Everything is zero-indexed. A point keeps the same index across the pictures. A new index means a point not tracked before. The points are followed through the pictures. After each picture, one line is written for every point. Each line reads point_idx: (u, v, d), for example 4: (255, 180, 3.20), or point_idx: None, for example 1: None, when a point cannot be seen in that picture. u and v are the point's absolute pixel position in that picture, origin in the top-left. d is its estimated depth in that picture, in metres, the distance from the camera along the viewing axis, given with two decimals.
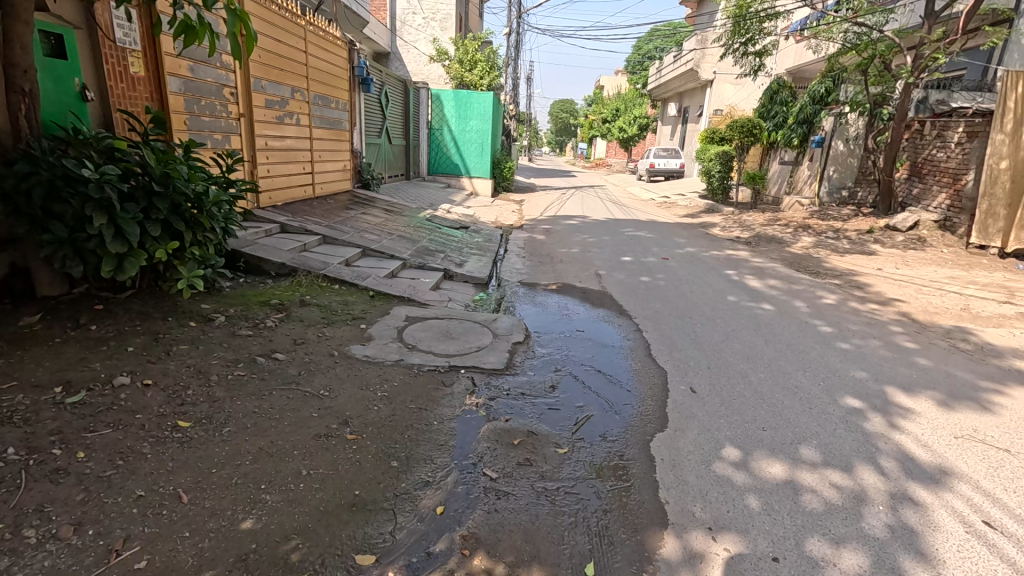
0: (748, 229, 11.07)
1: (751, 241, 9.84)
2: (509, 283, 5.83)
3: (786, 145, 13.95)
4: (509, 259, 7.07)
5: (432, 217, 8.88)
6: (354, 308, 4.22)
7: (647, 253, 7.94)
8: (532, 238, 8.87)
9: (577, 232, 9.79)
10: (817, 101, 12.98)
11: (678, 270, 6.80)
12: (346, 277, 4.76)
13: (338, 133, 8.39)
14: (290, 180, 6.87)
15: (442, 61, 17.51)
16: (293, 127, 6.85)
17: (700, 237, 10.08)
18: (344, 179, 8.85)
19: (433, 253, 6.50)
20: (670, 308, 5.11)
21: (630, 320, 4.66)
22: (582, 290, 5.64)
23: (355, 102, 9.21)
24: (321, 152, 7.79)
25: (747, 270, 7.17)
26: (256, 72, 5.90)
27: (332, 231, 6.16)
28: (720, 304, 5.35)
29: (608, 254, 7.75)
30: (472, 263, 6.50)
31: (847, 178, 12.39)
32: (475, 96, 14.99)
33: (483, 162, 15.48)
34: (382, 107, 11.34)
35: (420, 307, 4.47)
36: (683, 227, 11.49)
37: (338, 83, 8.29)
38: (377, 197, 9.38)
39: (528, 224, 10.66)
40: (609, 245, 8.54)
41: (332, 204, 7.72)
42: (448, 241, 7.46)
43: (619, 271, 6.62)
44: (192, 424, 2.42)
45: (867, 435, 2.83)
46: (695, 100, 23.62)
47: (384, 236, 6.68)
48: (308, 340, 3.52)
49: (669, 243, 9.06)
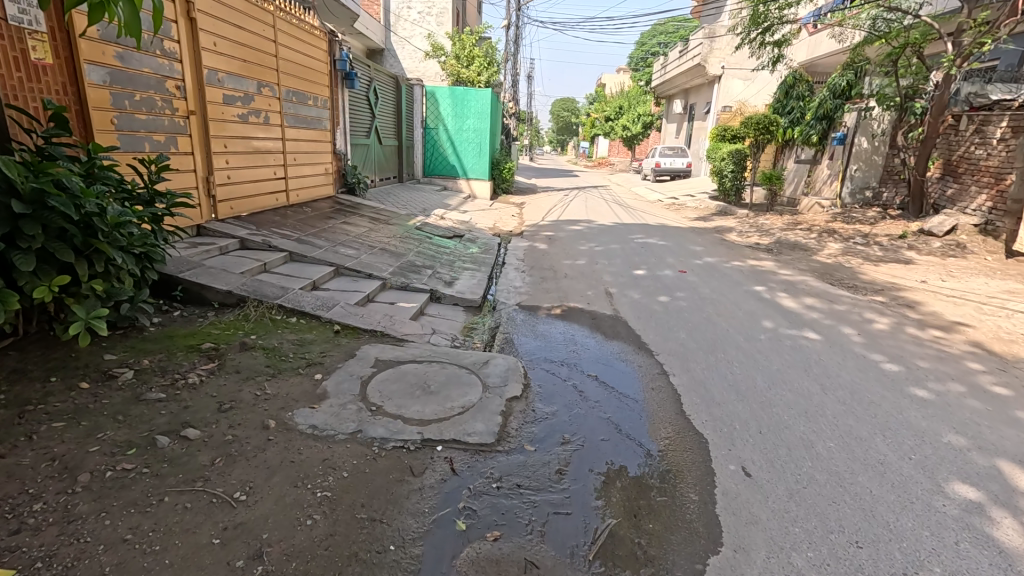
0: (768, 234, 10.22)
1: (772, 248, 9.00)
2: (506, 306, 5.01)
3: (803, 143, 13.10)
4: (507, 274, 6.25)
5: (422, 225, 8.06)
6: (310, 351, 3.39)
7: (661, 265, 7.11)
8: (533, 248, 8.02)
9: (582, 240, 8.96)
10: (837, 96, 12.12)
11: (699, 287, 5.97)
12: (308, 306, 3.95)
13: (316, 133, 7.58)
14: (257, 187, 6.06)
15: (438, 57, 16.69)
16: (261, 127, 6.04)
17: (717, 244, 9.23)
18: (325, 183, 8.04)
19: (419, 270, 5.69)
20: (696, 338, 4.28)
21: (652, 359, 3.83)
22: (592, 315, 4.81)
23: (338, 99, 8.41)
24: (296, 154, 6.99)
25: (777, 284, 6.33)
26: (211, 62, 5.09)
27: (301, 247, 5.34)
28: (755, 332, 4.52)
29: (617, 266, 6.93)
30: (463, 281, 5.68)
31: (871, 177, 11.52)
32: (473, 93, 14.16)
33: (481, 163, 14.69)
34: (371, 105, 10.54)
35: (394, 346, 3.65)
36: (697, 232, 10.62)
37: (316, 78, 7.48)
38: (362, 203, 8.56)
39: (529, 230, 9.85)
40: (619, 256, 7.71)
41: (309, 213, 6.90)
42: (439, 253, 6.65)
43: (632, 288, 5.79)
44: (15, 574, 1.60)
45: (1007, 555, 2.00)
46: (702, 97, 22.71)
47: (363, 250, 5.86)
48: (239, 403, 2.69)
49: (683, 252, 8.20)
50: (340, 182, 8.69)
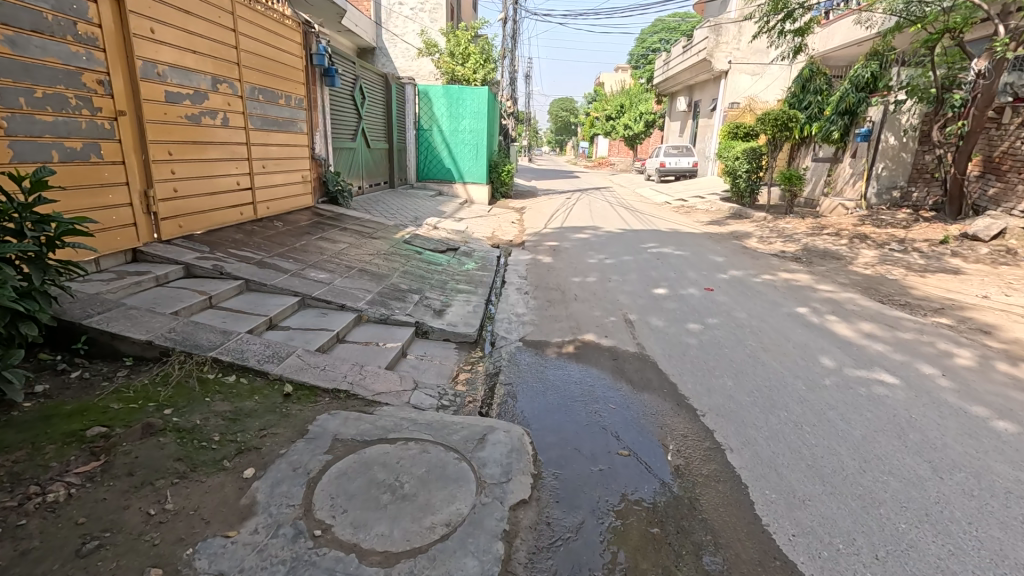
0: (792, 240, 9.36)
1: (800, 257, 8.14)
2: (508, 343, 4.13)
3: (823, 141, 12.31)
4: (508, 297, 5.38)
5: (411, 238, 7.20)
6: (243, 431, 2.51)
7: (683, 281, 6.22)
8: (537, 262, 7.15)
9: (591, 250, 8.08)
10: (860, 88, 11.23)
11: (733, 311, 5.09)
12: (253, 358, 3.07)
13: (291, 137, 6.72)
14: (215, 199, 5.19)
15: (432, 55, 15.85)
16: (218, 130, 5.19)
17: (739, 253, 8.36)
18: (303, 193, 7.18)
19: (404, 296, 4.83)
20: (746, 387, 3.40)
21: (697, 422, 2.95)
22: (613, 353, 3.94)
23: (317, 98, 7.56)
24: (266, 161, 6.14)
25: (821, 305, 5.45)
26: (147, 52, 4.23)
27: (261, 271, 4.46)
28: (816, 375, 3.64)
29: (633, 284, 6.05)
30: (456, 308, 4.81)
31: (898, 176, 10.73)
32: (469, 91, 13.30)
33: (478, 166, 13.86)
34: (357, 105, 9.68)
35: (360, 415, 2.77)
36: (714, 239, 9.74)
37: (289, 75, 6.63)
38: (345, 213, 7.69)
39: (530, 239, 9.00)
40: (634, 269, 6.84)
41: (280, 227, 6.03)
42: (429, 273, 5.79)
43: (654, 313, 4.91)
44: None
45: None
46: (707, 94, 21.87)
47: (337, 273, 4.99)
48: (115, 537, 1.82)
49: (705, 263, 7.33)
50: (321, 191, 7.82)
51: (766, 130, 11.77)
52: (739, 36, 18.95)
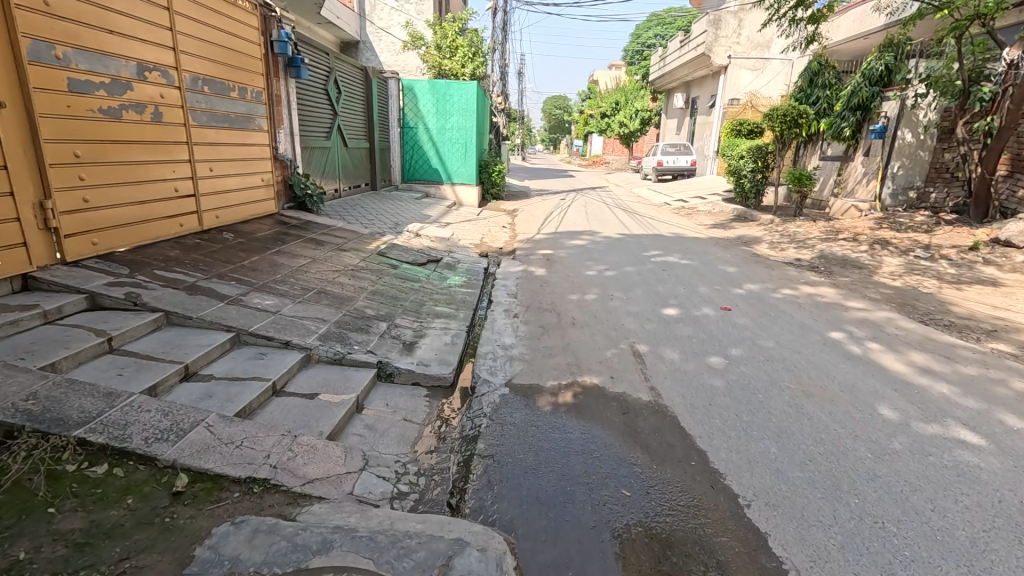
0: (806, 246, 8.63)
1: (818, 265, 7.41)
2: (491, 388, 3.34)
3: (833, 139, 11.59)
4: (495, 322, 4.58)
5: (386, 249, 6.39)
6: (90, 567, 1.69)
7: (695, 299, 5.45)
8: (529, 274, 6.35)
9: (589, 259, 7.29)
10: (873, 83, 10.58)
11: (759, 339, 4.31)
12: (141, 434, 2.26)
13: (246, 135, 5.88)
14: (144, 210, 4.37)
15: (419, 49, 15.01)
16: (148, 126, 4.37)
17: (751, 262, 7.60)
18: (264, 198, 6.35)
19: (369, 326, 4.03)
20: (797, 457, 2.63)
21: (743, 520, 2.17)
22: (622, 406, 3.15)
23: (282, 92, 6.73)
24: (215, 163, 5.31)
25: (858, 328, 4.69)
26: (40, 30, 3.42)
27: (189, 300, 3.64)
28: (880, 435, 2.86)
29: (638, 302, 5.26)
30: (431, 340, 4.00)
31: (915, 176, 10.02)
32: (456, 86, 12.49)
33: (467, 166, 13.05)
34: (331, 100, 8.84)
35: (276, 523, 1.96)
36: (722, 245, 8.99)
37: (243, 64, 5.81)
38: (314, 220, 6.85)
39: (522, 247, 8.21)
40: (638, 283, 6.06)
41: (231, 240, 5.20)
42: (403, 293, 4.99)
43: (667, 344, 4.13)
44: None
45: None
46: (706, 90, 21.14)
47: (288, 297, 4.19)
48: None
49: (715, 275, 6.57)
50: (287, 196, 6.98)
51: (773, 126, 11.02)
52: (739, 30, 18.34)
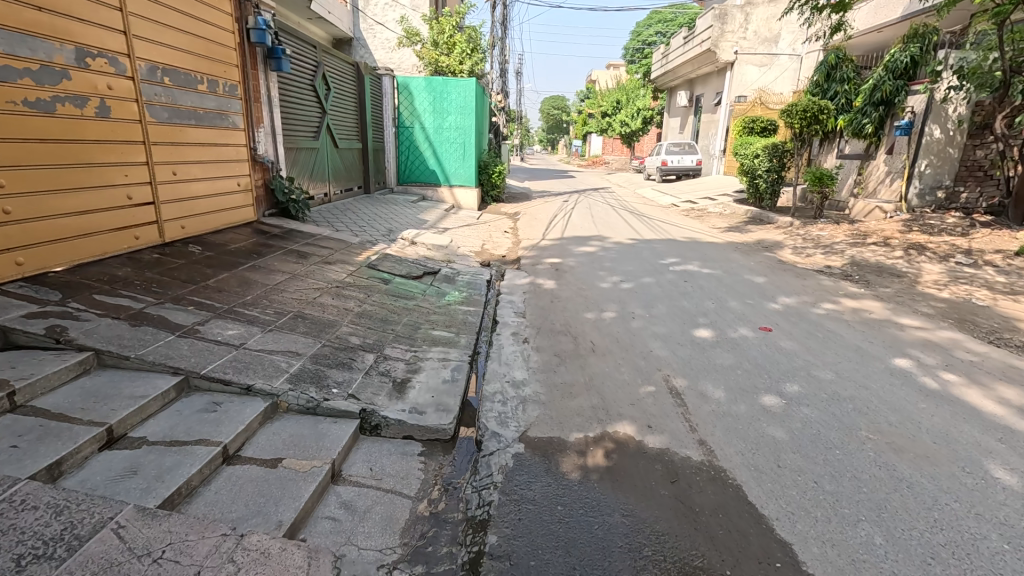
0: (834, 251, 7.99)
1: (852, 274, 6.77)
2: (502, 445, 2.68)
3: (853, 136, 10.96)
4: (502, 349, 3.92)
5: (377, 260, 5.73)
6: None
7: (727, 317, 4.80)
8: (537, 288, 5.70)
9: (601, 269, 6.63)
10: (897, 76, 9.98)
11: (814, 369, 3.66)
12: (13, 551, 1.59)
13: (218, 133, 5.22)
14: (87, 221, 3.71)
15: (414, 45, 14.35)
16: (92, 121, 3.71)
17: (778, 270, 6.96)
18: (241, 205, 5.69)
19: (353, 361, 3.37)
20: (917, 555, 1.97)
21: None
22: (668, 471, 2.49)
23: (261, 87, 6.06)
24: (179, 166, 4.65)
25: (925, 352, 4.03)
26: None
27: (130, 333, 2.97)
28: (1010, 514, 2.21)
29: (664, 322, 4.61)
30: (427, 376, 3.35)
31: (944, 174, 9.46)
32: (454, 83, 11.83)
33: (465, 167, 12.41)
34: (319, 97, 8.17)
35: None
36: (742, 250, 8.35)
37: (215, 52, 5.14)
38: (297, 229, 6.18)
39: (527, 254, 7.57)
40: (661, 297, 5.40)
41: (198, 253, 4.53)
42: (395, 315, 4.33)
43: (708, 377, 3.47)
44: None
45: None
46: (711, 87, 20.50)
47: (256, 324, 3.53)
48: None
49: (743, 287, 5.92)
50: (268, 202, 6.31)
51: (792, 123, 10.34)
52: (746, 25, 17.81)
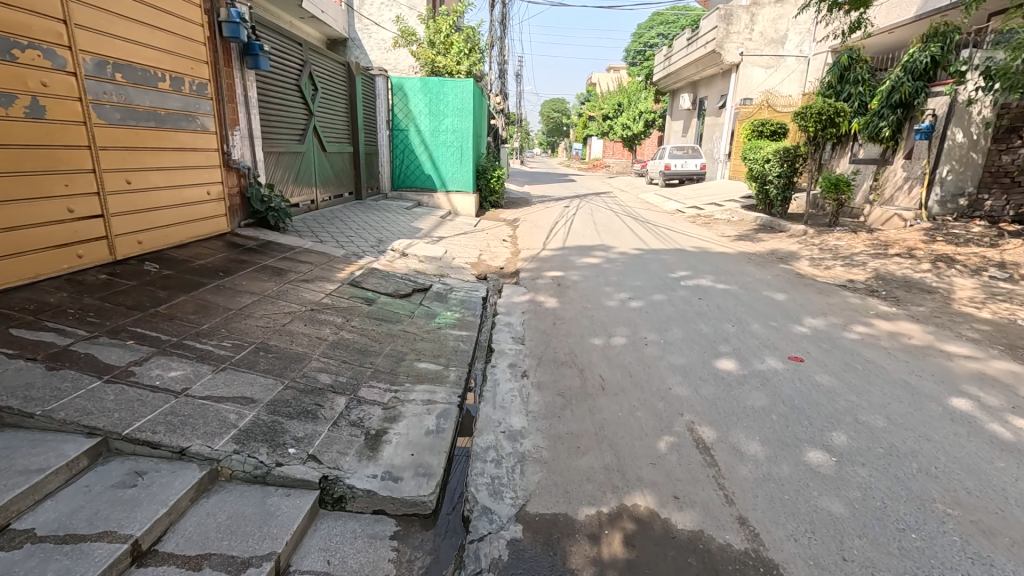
0: (855, 263, 7.47)
1: (879, 290, 6.26)
2: (495, 528, 2.15)
3: (868, 140, 10.48)
4: (498, 387, 3.39)
5: (361, 276, 5.21)
6: None
7: (751, 343, 4.27)
8: (538, 307, 5.19)
9: (607, 284, 6.10)
10: (916, 77, 9.46)
11: (861, 412, 3.14)
12: None
13: (184, 137, 4.71)
14: (15, 239, 3.20)
15: (411, 45, 13.89)
16: (19, 123, 3.20)
17: (797, 285, 6.44)
18: (212, 216, 5.18)
19: (321, 407, 2.85)
20: None
21: None
22: (706, 568, 1.96)
23: (236, 86, 5.54)
24: (134, 174, 4.13)
25: (986, 390, 3.50)
26: None
27: (44, 381, 2.43)
28: None
29: (681, 351, 4.08)
30: (409, 426, 2.82)
31: (967, 181, 9.00)
32: (451, 84, 11.34)
33: (462, 171, 11.89)
34: (305, 98, 7.66)
35: None
36: (756, 262, 7.82)
37: (181, 46, 4.63)
38: (276, 241, 5.66)
39: (527, 267, 7.06)
40: (675, 319, 4.88)
41: (155, 272, 4.00)
42: (377, 343, 3.82)
43: (739, 425, 2.95)
44: None
45: None
46: (715, 89, 20.01)
47: (208, 361, 3.00)
48: None
49: (764, 306, 5.39)
50: (244, 211, 5.78)
51: (806, 126, 9.82)
52: (751, 25, 17.37)
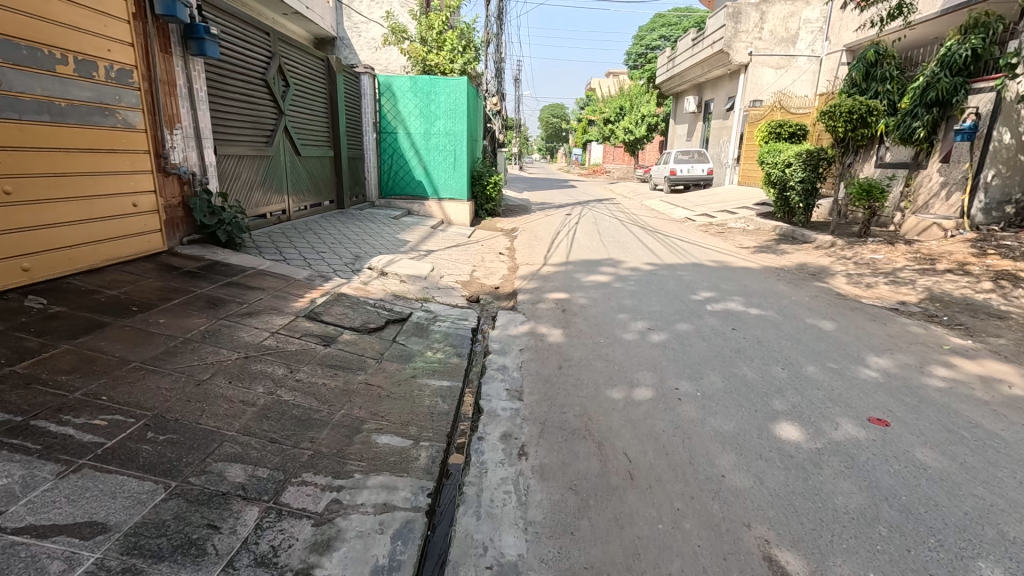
0: (901, 281, 6.53)
1: (940, 316, 5.32)
2: None
3: (899, 142, 9.56)
4: (484, 480, 2.44)
5: (323, 306, 4.27)
6: None
7: (814, 398, 3.32)
8: (538, 341, 4.26)
9: (620, 310, 5.15)
10: (954, 72, 8.56)
11: (1004, 521, 2.19)
12: None
13: (97, 135, 3.79)
14: None
15: (401, 43, 13.08)
16: None
17: (842, 309, 5.50)
18: (140, 232, 4.26)
19: (218, 527, 1.91)
20: None
21: None
22: None
23: (177, 75, 4.67)
24: (16, 180, 3.22)
25: None
26: None
27: None
28: None
29: (726, 411, 3.13)
30: (346, 561, 1.87)
31: (1015, 186, 8.08)
32: (443, 83, 10.44)
33: (456, 177, 10.96)
34: (273, 95, 6.72)
35: None
36: (786, 279, 6.87)
37: (91, 20, 3.71)
38: (224, 261, 4.71)
39: (525, 287, 6.14)
40: (709, 360, 3.93)
41: (36, 310, 3.06)
42: (327, 405, 2.88)
43: (839, 552, 2.00)
44: None
45: None
46: (722, 91, 19.16)
47: (55, 455, 2.04)
48: None
49: (813, 340, 4.43)
50: (187, 226, 4.84)
51: (835, 127, 8.89)
52: (761, 24, 16.56)
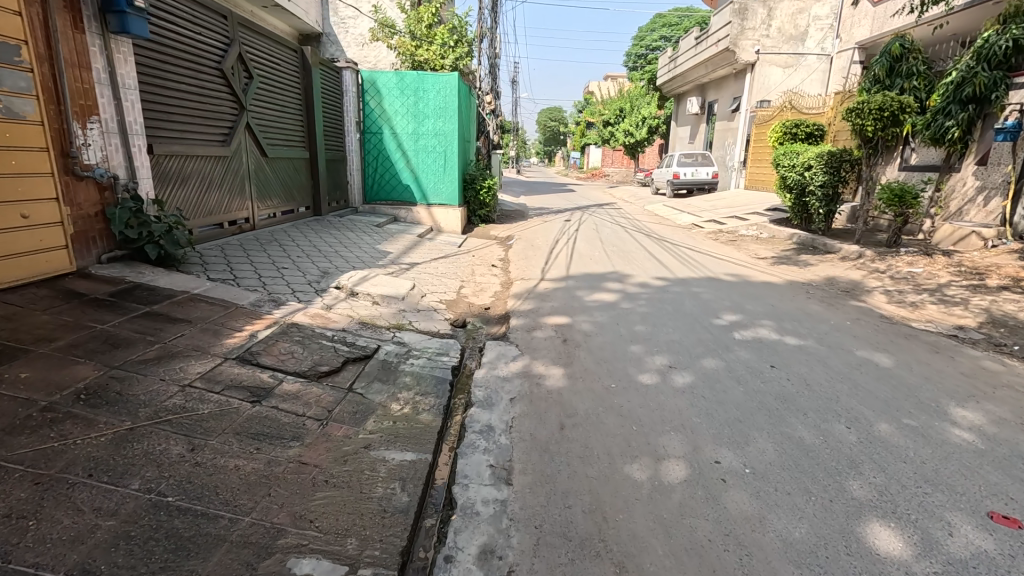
0: (950, 299, 5.69)
1: (1012, 345, 4.47)
2: None
3: (929, 142, 8.73)
4: None
5: (264, 343, 3.42)
6: None
7: (906, 479, 2.45)
8: (534, 386, 3.40)
9: (632, 340, 4.29)
10: (993, 66, 7.75)
11: None
12: None
13: None
14: None
15: (389, 38, 12.19)
16: None
17: (893, 336, 4.65)
18: (33, 249, 3.39)
19: None
20: None
21: None
22: None
23: (92, 56, 3.81)
24: None
25: None
26: None
27: None
28: None
29: (790, 502, 2.27)
30: None
31: None
32: (433, 79, 9.63)
33: (446, 182, 10.11)
34: (231, 85, 5.86)
35: None
36: (817, 297, 6.02)
37: None
38: (148, 283, 3.84)
39: (519, 307, 5.29)
40: (752, 414, 3.07)
41: None
42: (231, 504, 2.03)
43: None
44: None
45: None
46: (727, 92, 18.35)
47: None
48: None
49: (874, 382, 3.57)
50: (106, 240, 3.97)
51: (862, 125, 8.06)
52: (769, 21, 15.77)
